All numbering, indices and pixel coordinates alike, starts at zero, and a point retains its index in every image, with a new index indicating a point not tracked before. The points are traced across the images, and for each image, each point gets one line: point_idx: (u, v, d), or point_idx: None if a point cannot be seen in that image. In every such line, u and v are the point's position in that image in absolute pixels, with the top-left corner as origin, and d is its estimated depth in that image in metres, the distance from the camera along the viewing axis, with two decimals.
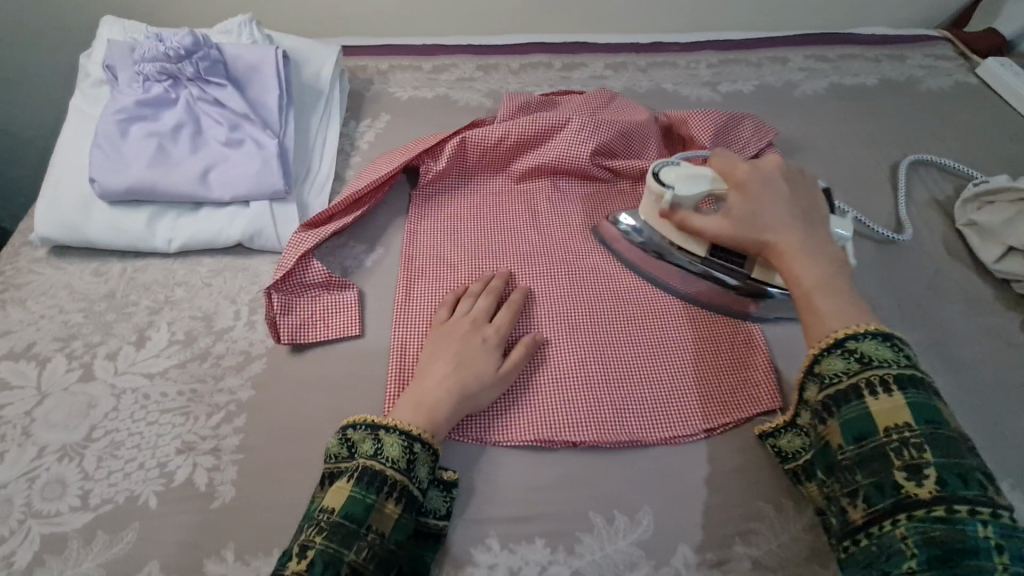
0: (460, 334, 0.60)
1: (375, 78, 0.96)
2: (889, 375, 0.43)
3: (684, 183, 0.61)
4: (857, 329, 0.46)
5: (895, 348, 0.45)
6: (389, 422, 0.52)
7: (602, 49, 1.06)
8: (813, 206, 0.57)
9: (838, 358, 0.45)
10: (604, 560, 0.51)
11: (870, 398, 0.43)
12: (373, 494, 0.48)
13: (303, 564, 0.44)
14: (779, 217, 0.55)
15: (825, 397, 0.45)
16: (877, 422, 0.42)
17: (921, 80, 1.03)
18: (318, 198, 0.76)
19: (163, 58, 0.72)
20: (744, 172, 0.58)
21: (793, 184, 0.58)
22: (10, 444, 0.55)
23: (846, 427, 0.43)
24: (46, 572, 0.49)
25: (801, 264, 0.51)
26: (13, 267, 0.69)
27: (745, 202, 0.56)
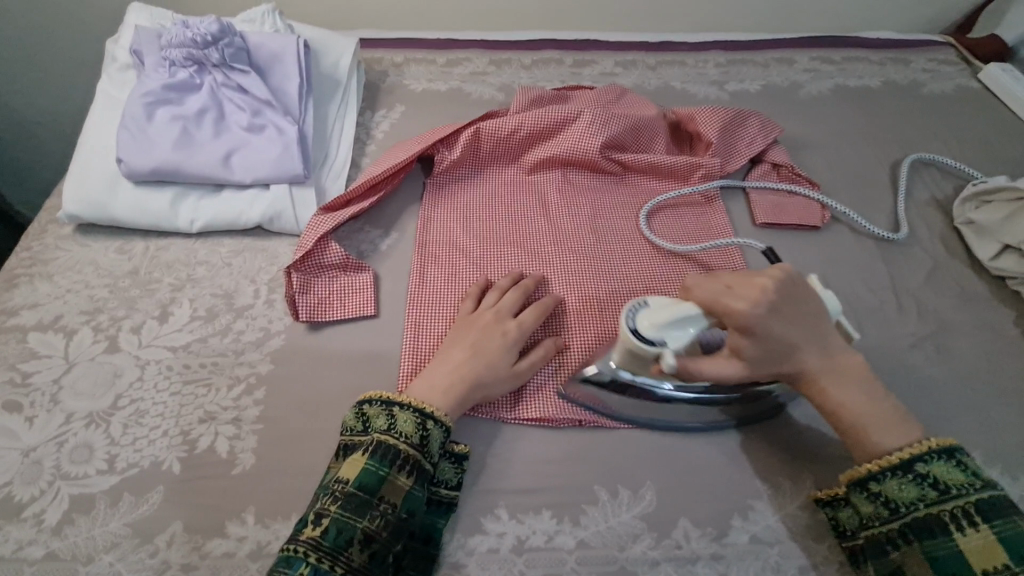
0: (482, 327, 0.61)
1: (391, 70, 0.99)
2: (970, 505, 0.46)
3: (672, 334, 0.52)
4: (926, 452, 0.49)
5: (965, 467, 0.48)
6: (403, 399, 0.54)
7: (612, 47, 1.08)
8: (818, 311, 0.54)
9: (913, 485, 0.48)
10: (608, 531, 0.53)
11: (959, 534, 0.46)
12: (386, 467, 0.50)
13: (319, 530, 0.47)
14: (798, 348, 0.52)
15: (904, 526, 0.48)
16: (974, 564, 0.45)
17: (924, 83, 1.05)
18: (335, 183, 0.79)
19: (190, 44, 0.74)
20: (744, 310, 0.50)
21: (792, 296, 0.52)
22: (38, 410, 0.57)
23: (937, 562, 0.46)
24: (75, 531, 0.51)
25: (841, 393, 0.52)
26: (40, 243, 0.71)
27: (761, 346, 0.51)
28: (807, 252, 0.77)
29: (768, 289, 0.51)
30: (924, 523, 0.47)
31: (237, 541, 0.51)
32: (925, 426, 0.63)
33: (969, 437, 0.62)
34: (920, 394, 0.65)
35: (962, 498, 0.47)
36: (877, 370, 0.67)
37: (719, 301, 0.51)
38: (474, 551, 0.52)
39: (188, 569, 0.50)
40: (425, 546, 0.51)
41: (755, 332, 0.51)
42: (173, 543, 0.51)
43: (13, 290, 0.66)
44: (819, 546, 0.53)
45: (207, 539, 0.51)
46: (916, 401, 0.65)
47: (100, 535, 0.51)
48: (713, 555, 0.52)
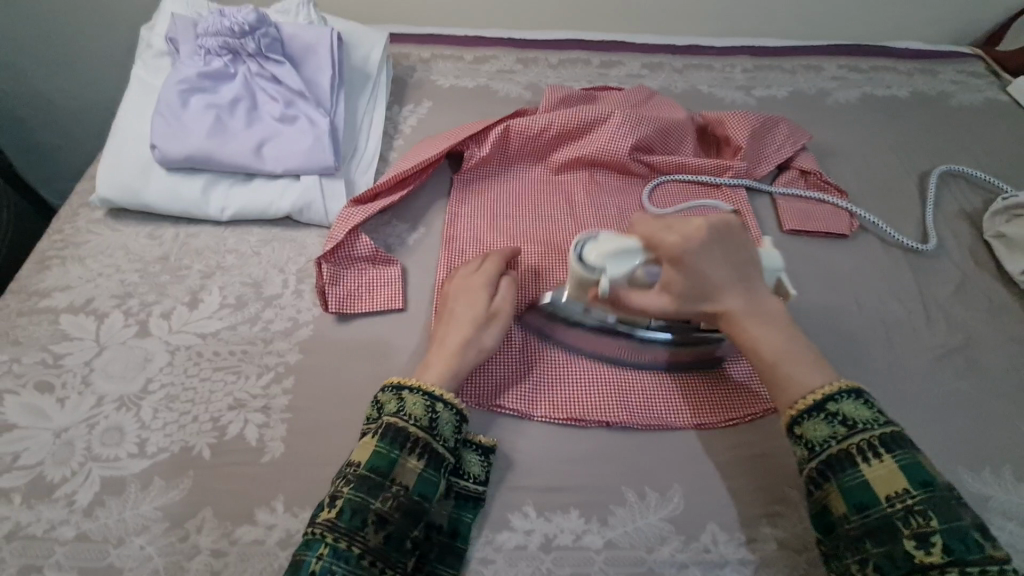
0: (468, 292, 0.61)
1: (418, 66, 0.99)
2: (874, 438, 0.48)
3: (617, 261, 0.54)
4: (834, 391, 0.50)
5: (871, 405, 0.50)
6: (413, 383, 0.54)
7: (639, 50, 1.08)
8: (749, 256, 0.56)
9: (823, 422, 0.49)
10: (636, 532, 0.53)
11: (865, 465, 0.47)
12: (397, 449, 0.50)
13: (334, 512, 0.47)
14: (720, 288, 0.54)
15: (821, 465, 0.49)
16: (878, 491, 0.46)
17: (952, 95, 1.04)
18: (364, 176, 0.79)
19: (226, 33, 0.74)
20: (676, 243, 0.53)
21: (724, 240, 0.54)
22: (70, 392, 0.58)
23: (848, 495, 0.47)
24: (106, 512, 0.51)
25: (757, 335, 0.53)
26: (71, 227, 0.71)
27: (686, 278, 0.53)
28: (834, 260, 0.77)
29: (703, 230, 0.54)
30: (836, 459, 0.48)
31: (266, 528, 0.51)
32: (953, 437, 0.63)
33: (997, 451, 0.62)
34: (947, 405, 0.65)
35: (868, 433, 0.48)
36: (904, 381, 0.66)
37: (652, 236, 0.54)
38: (502, 547, 0.52)
39: (218, 555, 0.50)
40: (453, 541, 0.51)
41: (683, 266, 0.53)
42: (203, 529, 0.51)
43: (45, 272, 0.67)
44: None
45: (237, 526, 0.51)
46: (943, 413, 0.64)
47: (131, 517, 0.51)
48: (741, 560, 0.52)
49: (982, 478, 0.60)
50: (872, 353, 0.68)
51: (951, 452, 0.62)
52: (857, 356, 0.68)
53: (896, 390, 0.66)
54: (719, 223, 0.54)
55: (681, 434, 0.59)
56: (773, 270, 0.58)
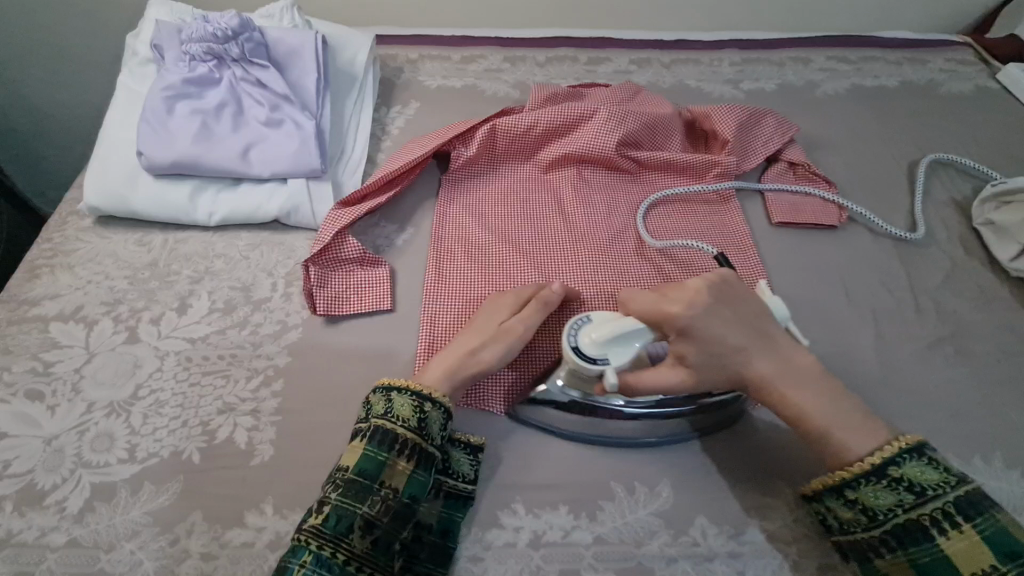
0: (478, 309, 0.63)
1: (406, 67, 0.99)
2: (947, 505, 0.47)
3: (617, 349, 0.53)
4: (895, 454, 0.49)
5: (937, 464, 0.49)
6: (402, 384, 0.55)
7: (627, 45, 1.08)
8: (761, 311, 0.56)
9: (889, 491, 0.49)
10: (625, 527, 0.53)
11: (942, 538, 0.47)
12: (385, 452, 0.51)
13: (320, 517, 0.48)
14: (744, 353, 0.54)
15: (888, 534, 0.48)
16: (961, 567, 0.46)
17: (942, 83, 1.04)
18: (351, 178, 0.79)
19: (210, 38, 0.75)
20: (682, 311, 0.53)
21: (731, 300, 0.56)
22: (60, 399, 0.58)
23: (927, 570, 0.46)
24: (96, 518, 0.51)
25: (795, 400, 0.53)
26: (61, 235, 0.72)
27: (700, 348, 0.53)
28: (823, 251, 0.77)
29: (702, 293, 0.55)
30: (905, 530, 0.48)
31: (255, 531, 0.51)
32: (943, 426, 0.63)
33: (988, 439, 0.62)
34: (938, 394, 0.65)
35: (938, 499, 0.47)
36: (894, 371, 0.66)
37: (653, 305, 0.54)
38: (491, 545, 0.52)
39: (208, 558, 0.50)
40: (443, 541, 0.51)
41: (693, 335, 0.53)
42: (193, 533, 0.51)
43: (34, 281, 0.67)
44: None
45: (226, 529, 0.51)
46: (934, 403, 0.64)
47: (121, 523, 0.51)
48: (730, 553, 0.52)
49: (972, 467, 0.60)
50: (861, 344, 0.68)
51: (942, 440, 0.62)
52: (845, 348, 0.68)
53: (886, 381, 0.66)
54: (721, 284, 0.56)
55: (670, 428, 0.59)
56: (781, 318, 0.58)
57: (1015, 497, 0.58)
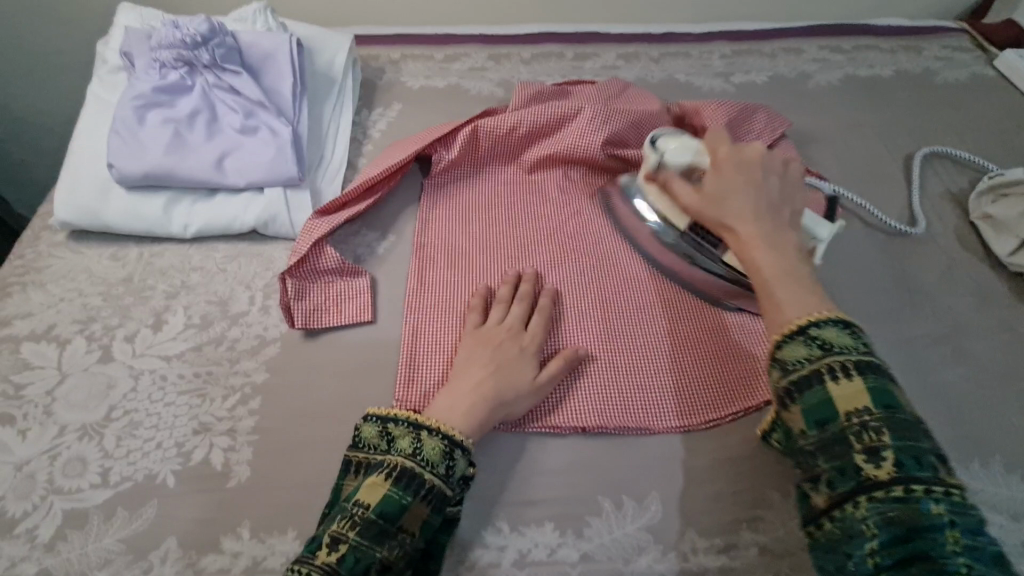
0: (497, 342, 0.59)
1: (387, 67, 0.97)
2: (848, 360, 0.44)
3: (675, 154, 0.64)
4: (821, 318, 0.45)
5: (856, 335, 0.45)
6: (432, 424, 0.51)
7: (614, 40, 1.05)
8: (794, 198, 0.56)
9: (802, 345, 0.45)
10: (613, 543, 0.51)
11: (831, 383, 0.43)
12: (410, 496, 0.47)
13: (335, 557, 0.44)
14: (746, 201, 0.54)
15: (788, 384, 0.45)
16: (839, 408, 0.43)
17: (938, 71, 1.02)
18: (330, 185, 0.77)
19: (180, 45, 0.72)
20: (726, 155, 0.57)
21: (778, 170, 0.57)
22: (31, 423, 0.56)
23: (808, 413, 0.44)
24: (68, 547, 0.50)
25: (761, 249, 0.51)
26: (33, 251, 0.70)
27: (716, 183, 0.56)
28: None
29: (761, 155, 0.57)
30: (805, 380, 0.44)
31: (232, 556, 0.50)
32: (942, 429, 0.61)
33: (986, 441, 0.60)
34: (935, 396, 0.63)
35: (844, 356, 0.44)
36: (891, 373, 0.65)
37: (710, 146, 0.60)
38: (474, 565, 0.51)
39: None
40: (425, 562, 0.49)
41: (722, 173, 0.56)
42: (167, 559, 0.49)
43: (5, 299, 0.65)
44: None
45: (202, 555, 0.50)
46: (932, 404, 0.62)
47: (93, 551, 0.50)
48: (720, 567, 0.51)
49: (971, 471, 0.58)
50: None
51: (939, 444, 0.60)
52: None
53: None
54: (782, 161, 0.57)
55: (658, 438, 0.57)
56: (812, 231, 0.61)
57: (1015, 502, 0.57)
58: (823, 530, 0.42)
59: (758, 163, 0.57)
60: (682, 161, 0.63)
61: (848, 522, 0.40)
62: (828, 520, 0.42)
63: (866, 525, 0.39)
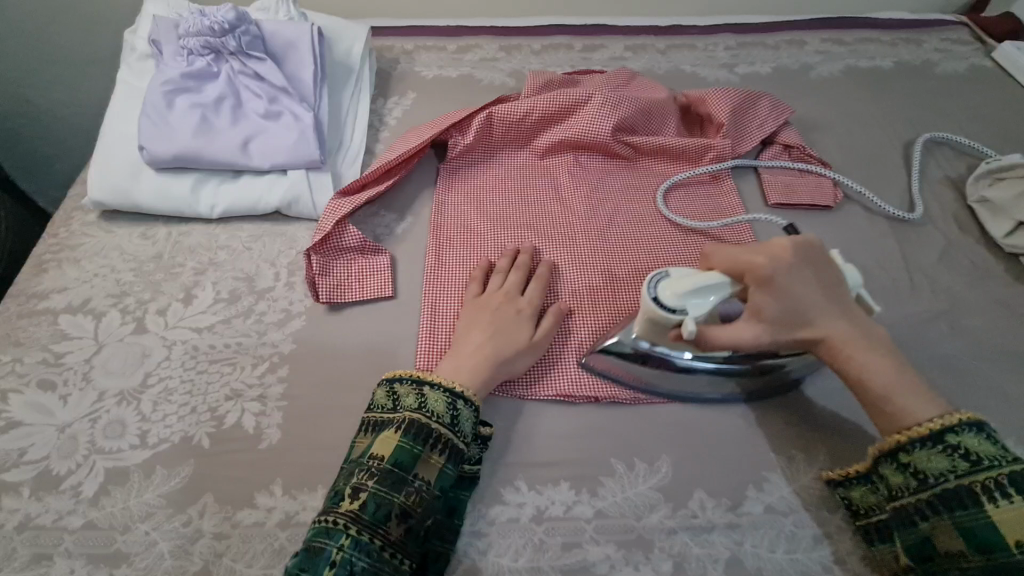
0: (496, 306, 0.63)
1: (402, 58, 1.00)
2: (1003, 476, 0.45)
3: (695, 301, 0.52)
4: (956, 423, 0.47)
5: (996, 440, 0.47)
6: (434, 379, 0.55)
7: (622, 32, 1.08)
8: (840, 278, 0.54)
9: (942, 456, 0.47)
10: (626, 501, 0.54)
11: (989, 505, 0.45)
12: (420, 445, 0.51)
13: (357, 504, 0.48)
14: (820, 312, 0.52)
15: (935, 499, 0.47)
16: (1005, 534, 0.44)
17: (937, 63, 1.05)
18: (350, 168, 0.80)
19: (207, 32, 0.75)
20: (767, 264, 0.51)
21: (813, 258, 0.53)
22: (72, 389, 0.59)
23: (967, 534, 0.45)
24: (111, 501, 0.53)
25: (869, 361, 0.51)
26: (66, 230, 0.73)
27: (781, 304, 0.51)
28: (818, 231, 0.78)
29: (789, 249, 0.53)
30: (954, 494, 0.46)
31: (265, 511, 0.53)
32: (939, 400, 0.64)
33: (982, 411, 0.63)
34: (933, 369, 0.66)
35: (993, 470, 0.45)
36: None
37: (741, 257, 0.52)
38: (495, 521, 0.53)
39: (221, 537, 0.51)
40: (448, 518, 0.52)
41: (775, 288, 0.51)
42: (205, 513, 0.52)
43: (42, 275, 0.68)
44: (833, 515, 0.54)
45: (237, 509, 0.53)
46: (930, 377, 0.65)
47: (135, 505, 0.52)
48: (728, 524, 0.53)
49: None
50: None
51: None
52: None
53: None
54: (806, 242, 0.54)
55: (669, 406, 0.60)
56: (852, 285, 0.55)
57: None
58: None
59: (793, 258, 0.52)
60: (708, 307, 0.52)
61: None
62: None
63: None
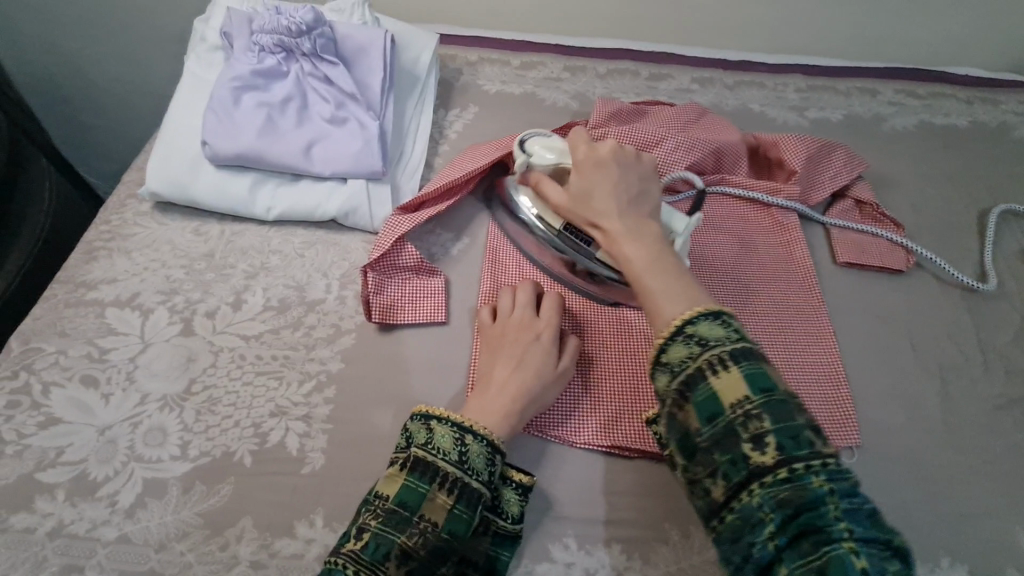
0: (517, 333, 0.60)
1: (465, 69, 0.98)
2: (724, 352, 0.43)
3: (543, 150, 0.66)
4: (693, 314, 0.46)
5: (727, 324, 0.46)
6: (442, 413, 0.52)
7: (690, 62, 1.05)
8: (649, 189, 0.59)
9: (681, 344, 0.45)
10: (679, 573, 0.51)
11: (712, 376, 0.43)
12: (425, 484, 0.48)
13: (359, 544, 0.46)
14: (609, 202, 0.57)
15: (677, 385, 0.44)
16: (723, 400, 0.42)
17: (1015, 127, 1.01)
18: (409, 182, 0.78)
19: (282, 31, 0.74)
20: (585, 155, 0.60)
21: (630, 164, 0.60)
22: (115, 388, 0.58)
23: (698, 409, 0.43)
24: (147, 515, 0.51)
25: (630, 244, 0.54)
26: (119, 218, 0.71)
27: (582, 186, 0.59)
28: (887, 296, 0.75)
29: (610, 151, 0.60)
30: (690, 378, 0.44)
31: (305, 543, 0.50)
32: (1010, 493, 0.60)
33: None
34: (1005, 460, 0.62)
35: (719, 347, 0.44)
36: (960, 431, 0.64)
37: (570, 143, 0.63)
38: None
39: (257, 567, 0.49)
40: None
41: (586, 173, 0.59)
42: (242, 538, 0.50)
43: (92, 263, 0.67)
44: None
45: (276, 538, 0.51)
46: (1002, 467, 0.62)
47: (172, 522, 0.50)
48: None
49: None
50: (928, 401, 0.66)
51: (1007, 508, 0.59)
52: (910, 400, 0.66)
53: (951, 439, 0.63)
54: (632, 152, 0.61)
55: None
56: (668, 222, 0.63)
57: None
58: (724, 523, 0.40)
59: (612, 157, 0.59)
60: (549, 162, 0.66)
61: (746, 511, 0.39)
62: (728, 512, 0.40)
63: (763, 511, 0.38)
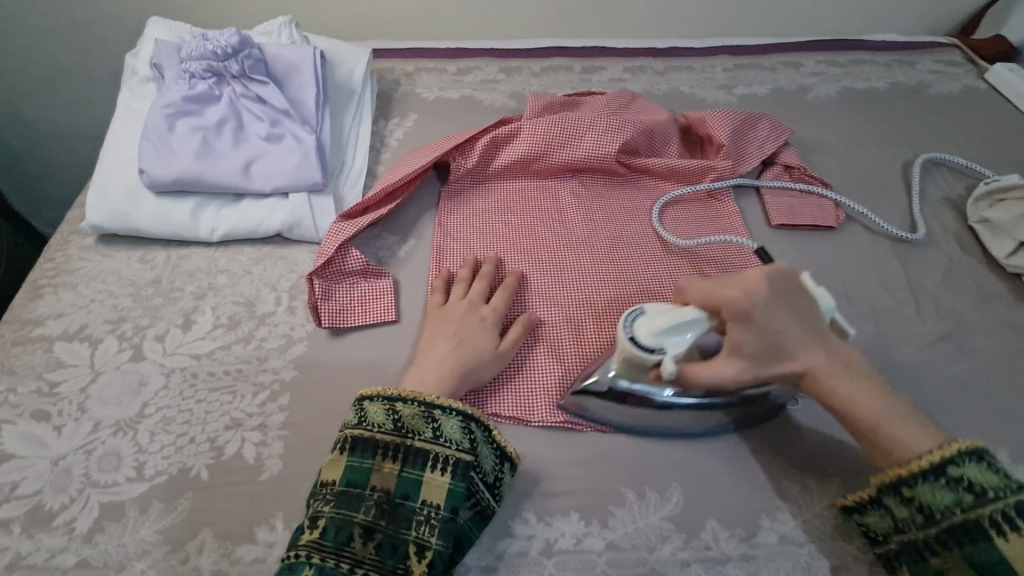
0: (459, 314, 0.63)
1: (403, 80, 1.00)
2: (1009, 506, 0.44)
3: (671, 338, 0.52)
4: (958, 456, 0.46)
5: (997, 467, 0.46)
6: (371, 392, 0.54)
7: (620, 53, 1.09)
8: (812, 318, 0.53)
9: (947, 490, 0.46)
10: (637, 533, 0.53)
11: (999, 539, 0.44)
12: (369, 459, 0.50)
13: (317, 532, 0.47)
14: (798, 346, 0.52)
15: (938, 533, 0.47)
16: (1016, 567, 0.43)
17: (931, 84, 1.06)
18: (352, 191, 0.79)
19: (209, 56, 0.76)
20: (740, 297, 0.52)
21: (791, 295, 0.54)
22: (66, 419, 0.58)
23: (975, 567, 0.45)
24: (106, 538, 0.51)
25: (851, 393, 0.50)
26: (63, 255, 0.72)
27: (759, 338, 0.51)
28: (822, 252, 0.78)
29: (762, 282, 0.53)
30: (962, 528, 0.46)
31: (266, 547, 0.51)
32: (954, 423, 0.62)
33: (991, 436, 0.62)
34: (944, 394, 0.65)
35: (1000, 501, 0.45)
36: (903, 369, 0.66)
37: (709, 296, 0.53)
38: (504, 554, 0.52)
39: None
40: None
41: (751, 322, 0.51)
42: (203, 550, 0.51)
43: (37, 300, 0.67)
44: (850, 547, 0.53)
45: (237, 545, 0.51)
46: (943, 398, 0.64)
47: (130, 542, 0.51)
48: (742, 556, 0.52)
49: None
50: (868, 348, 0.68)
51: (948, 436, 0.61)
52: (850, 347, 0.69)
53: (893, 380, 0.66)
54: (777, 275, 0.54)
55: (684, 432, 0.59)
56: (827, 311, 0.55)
57: None
58: None
59: (765, 290, 0.53)
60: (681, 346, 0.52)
61: None
62: None
63: None
